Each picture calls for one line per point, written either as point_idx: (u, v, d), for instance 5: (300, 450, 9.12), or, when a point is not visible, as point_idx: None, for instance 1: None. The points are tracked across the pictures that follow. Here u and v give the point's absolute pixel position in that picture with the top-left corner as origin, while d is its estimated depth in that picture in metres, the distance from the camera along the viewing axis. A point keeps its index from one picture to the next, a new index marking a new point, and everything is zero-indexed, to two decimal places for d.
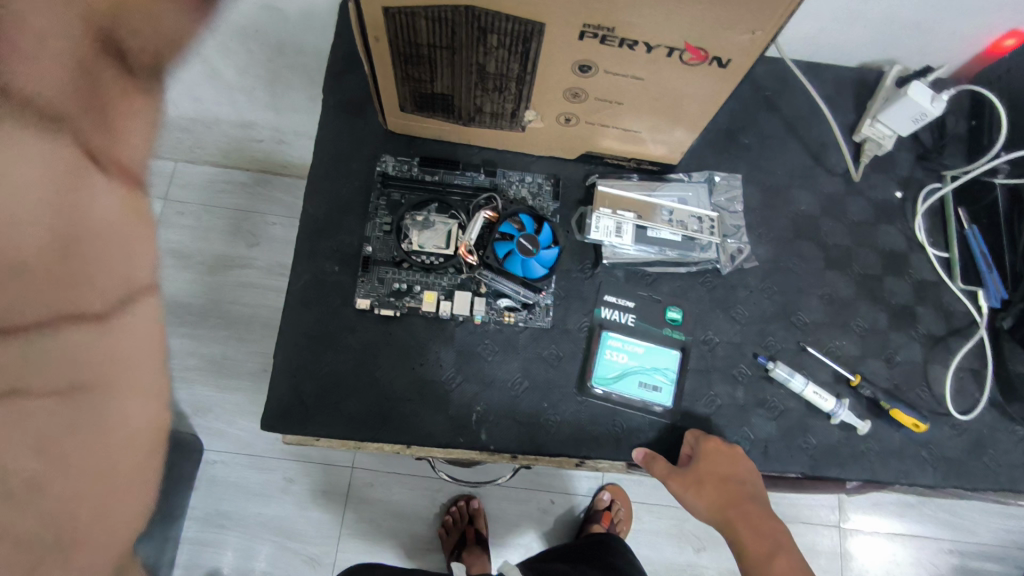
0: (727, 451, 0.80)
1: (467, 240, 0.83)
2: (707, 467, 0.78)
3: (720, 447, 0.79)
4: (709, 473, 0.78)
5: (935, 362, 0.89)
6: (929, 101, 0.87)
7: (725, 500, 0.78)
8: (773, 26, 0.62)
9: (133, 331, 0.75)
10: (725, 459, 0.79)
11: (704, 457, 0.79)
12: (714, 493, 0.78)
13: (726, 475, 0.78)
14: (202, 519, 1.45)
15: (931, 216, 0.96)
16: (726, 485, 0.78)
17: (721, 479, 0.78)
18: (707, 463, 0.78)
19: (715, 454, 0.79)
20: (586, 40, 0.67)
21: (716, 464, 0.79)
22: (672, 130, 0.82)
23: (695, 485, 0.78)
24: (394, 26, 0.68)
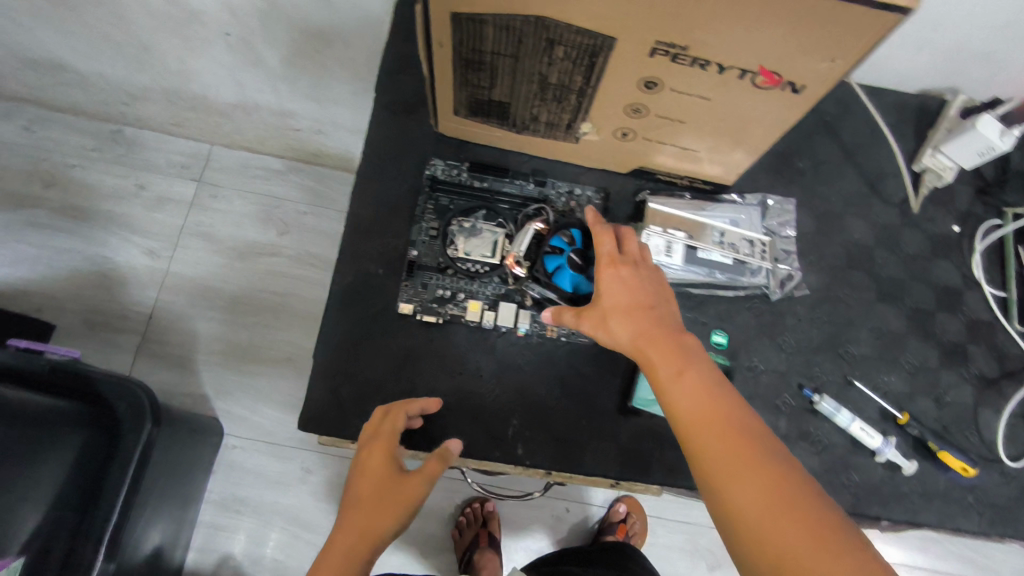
0: (629, 274, 0.70)
1: (515, 252, 0.82)
2: (603, 293, 0.70)
3: (619, 268, 0.71)
4: (608, 299, 0.70)
5: (986, 405, 0.87)
6: (998, 134, 0.84)
7: (628, 330, 0.68)
8: (854, 55, 0.61)
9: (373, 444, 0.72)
10: (625, 281, 0.70)
11: (599, 283, 0.71)
12: (616, 325, 0.68)
13: (627, 301, 0.69)
14: (219, 502, 1.47)
15: (989, 253, 0.93)
16: (625, 307, 0.69)
17: (620, 305, 0.69)
18: (602, 287, 0.70)
19: (609, 275, 0.70)
20: (657, 57, 0.65)
21: (613, 288, 0.70)
22: (732, 151, 0.80)
23: (595, 315, 0.70)
24: (459, 33, 0.67)
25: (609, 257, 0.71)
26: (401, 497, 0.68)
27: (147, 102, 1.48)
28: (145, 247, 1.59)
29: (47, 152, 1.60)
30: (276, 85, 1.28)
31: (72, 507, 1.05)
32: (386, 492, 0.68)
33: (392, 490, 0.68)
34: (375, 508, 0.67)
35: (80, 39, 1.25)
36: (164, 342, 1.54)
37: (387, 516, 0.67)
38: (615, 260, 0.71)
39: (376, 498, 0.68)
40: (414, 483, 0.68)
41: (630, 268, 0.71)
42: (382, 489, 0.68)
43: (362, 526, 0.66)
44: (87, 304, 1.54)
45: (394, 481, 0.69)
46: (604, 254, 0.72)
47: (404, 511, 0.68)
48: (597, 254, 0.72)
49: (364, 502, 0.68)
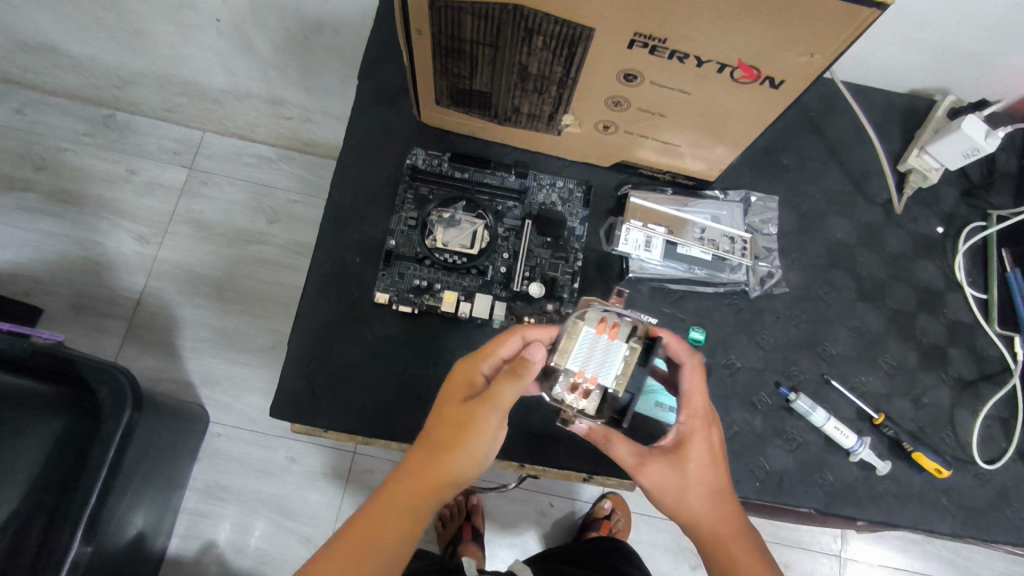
0: (717, 439, 0.69)
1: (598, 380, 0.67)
2: (695, 458, 0.67)
3: (710, 431, 0.69)
4: (697, 465, 0.67)
5: (963, 407, 0.87)
6: (982, 136, 0.83)
7: (710, 501, 0.67)
8: (834, 49, 0.60)
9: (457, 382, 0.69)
10: (712, 447, 0.69)
11: (692, 443, 0.68)
12: (699, 496, 0.67)
13: (715, 472, 0.68)
14: (203, 490, 1.47)
15: (972, 255, 0.93)
16: (714, 475, 0.68)
17: (705, 473, 0.67)
18: (695, 450, 0.68)
19: (706, 438, 0.68)
20: (635, 49, 0.64)
21: (704, 453, 0.68)
22: (713, 146, 0.79)
23: (674, 473, 0.67)
24: (438, 19, 0.66)
25: (704, 417, 0.69)
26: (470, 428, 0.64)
27: (140, 87, 1.47)
28: (135, 233, 1.58)
29: (38, 134, 1.59)
30: (267, 71, 1.27)
31: (51, 490, 1.05)
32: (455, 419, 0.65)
33: (461, 414, 0.65)
34: (442, 433, 0.65)
35: (73, 22, 1.24)
36: (152, 328, 1.54)
37: (452, 442, 0.64)
38: (707, 421, 0.69)
39: (444, 423, 0.66)
40: (481, 414, 0.65)
41: (715, 431, 0.70)
42: (452, 414, 0.66)
43: (427, 455, 0.65)
44: (74, 289, 1.53)
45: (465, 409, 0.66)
46: (698, 414, 0.69)
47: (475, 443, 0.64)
48: (690, 410, 0.69)
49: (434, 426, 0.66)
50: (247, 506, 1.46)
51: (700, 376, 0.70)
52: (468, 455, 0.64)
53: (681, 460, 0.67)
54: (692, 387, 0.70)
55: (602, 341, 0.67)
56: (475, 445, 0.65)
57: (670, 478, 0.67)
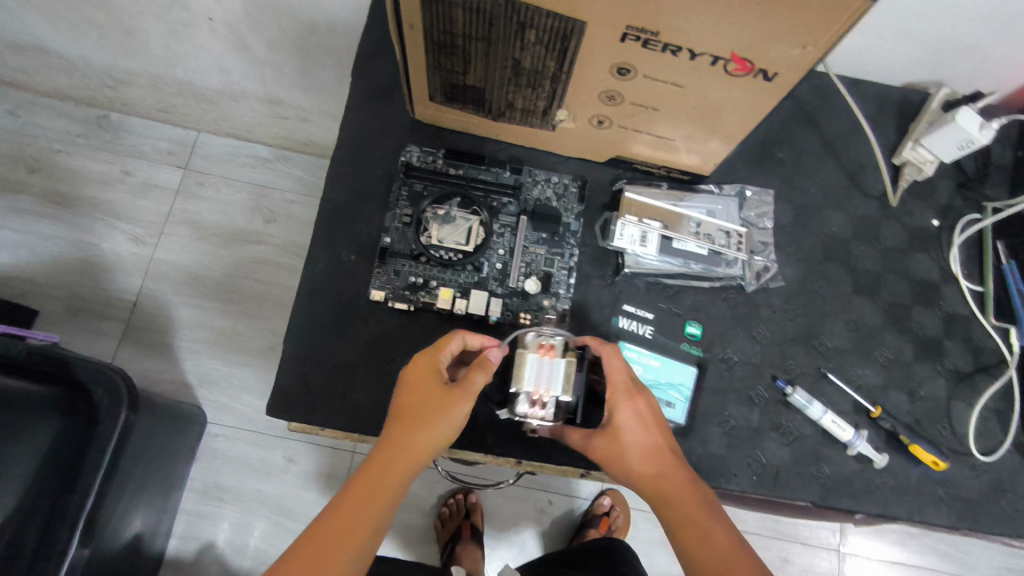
0: (647, 408, 0.73)
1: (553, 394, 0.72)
2: (625, 429, 0.72)
3: (636, 400, 0.73)
4: (628, 435, 0.72)
5: (959, 399, 0.87)
6: (976, 128, 0.83)
7: (648, 468, 0.70)
8: (827, 41, 0.59)
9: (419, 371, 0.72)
10: (641, 415, 0.72)
11: (619, 416, 0.72)
12: (638, 464, 0.71)
13: (646, 440, 0.71)
14: (201, 491, 1.47)
15: (967, 247, 0.93)
16: (644, 442, 0.71)
17: (638, 441, 0.71)
18: (621, 421, 0.72)
19: (628, 408, 0.72)
20: (628, 42, 0.64)
21: (633, 422, 0.72)
22: (708, 140, 0.79)
23: (609, 446, 0.72)
24: (430, 14, 0.66)
25: (626, 388, 0.73)
26: (450, 417, 0.69)
27: (133, 87, 1.46)
28: (130, 234, 1.57)
29: (31, 136, 1.58)
30: (260, 71, 1.27)
31: (48, 491, 1.04)
32: (434, 408, 0.69)
33: (439, 404, 0.69)
34: (422, 421, 0.68)
35: (65, 22, 1.23)
36: (148, 329, 1.53)
37: (435, 429, 0.68)
38: (631, 390, 0.73)
39: (421, 411, 0.69)
40: (461, 402, 0.70)
41: (644, 399, 0.73)
42: (428, 403, 0.70)
43: (406, 441, 0.68)
44: (70, 290, 1.53)
45: (443, 398, 0.70)
46: (620, 387, 0.73)
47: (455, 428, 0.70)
48: (611, 385, 0.73)
49: (410, 415, 0.69)
50: (245, 506, 1.46)
51: (614, 351, 0.74)
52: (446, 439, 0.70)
53: (614, 434, 0.72)
54: (608, 365, 0.74)
55: (546, 361, 0.72)
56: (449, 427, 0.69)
57: (604, 452, 0.72)
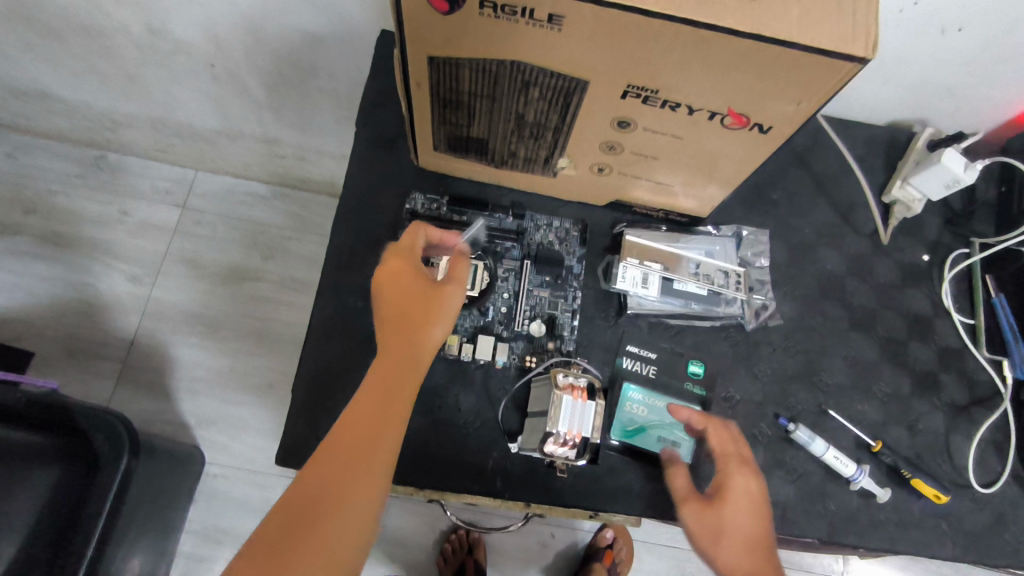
0: (756, 491, 0.73)
1: (584, 433, 0.74)
2: (733, 501, 0.72)
3: (748, 477, 0.74)
4: (735, 510, 0.72)
5: (957, 432, 0.88)
6: (962, 168, 0.87)
7: (741, 548, 0.71)
8: (819, 99, 0.62)
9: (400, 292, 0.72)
10: (752, 495, 0.73)
11: (730, 487, 0.73)
12: (734, 544, 0.71)
13: (751, 517, 0.72)
14: (199, 533, 1.45)
15: (958, 282, 0.95)
16: (749, 521, 0.72)
17: (743, 519, 0.72)
18: (731, 491, 0.72)
19: (741, 482, 0.73)
20: (628, 99, 0.67)
21: (742, 498, 0.73)
22: (705, 186, 0.82)
23: (712, 517, 0.72)
24: (437, 73, 0.68)
25: (742, 463, 0.74)
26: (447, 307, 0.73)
27: (132, 129, 1.48)
28: (127, 273, 1.58)
29: (29, 178, 1.59)
30: (261, 114, 1.29)
31: (46, 544, 1.03)
32: (431, 302, 0.72)
33: (434, 296, 0.73)
34: (423, 317, 0.72)
35: (67, 69, 1.25)
36: (145, 369, 1.53)
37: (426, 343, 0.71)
38: (745, 466, 0.74)
39: (418, 306, 0.72)
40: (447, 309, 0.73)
41: (756, 481, 0.74)
42: (423, 300, 0.72)
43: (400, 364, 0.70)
44: (67, 331, 1.52)
45: (435, 293, 0.73)
46: (734, 458, 0.75)
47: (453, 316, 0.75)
48: (725, 456, 0.75)
49: (404, 314, 0.72)
50: None
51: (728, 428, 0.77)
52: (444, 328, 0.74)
53: (717, 501, 0.73)
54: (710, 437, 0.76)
55: (579, 405, 0.75)
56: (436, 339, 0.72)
57: (708, 519, 0.72)
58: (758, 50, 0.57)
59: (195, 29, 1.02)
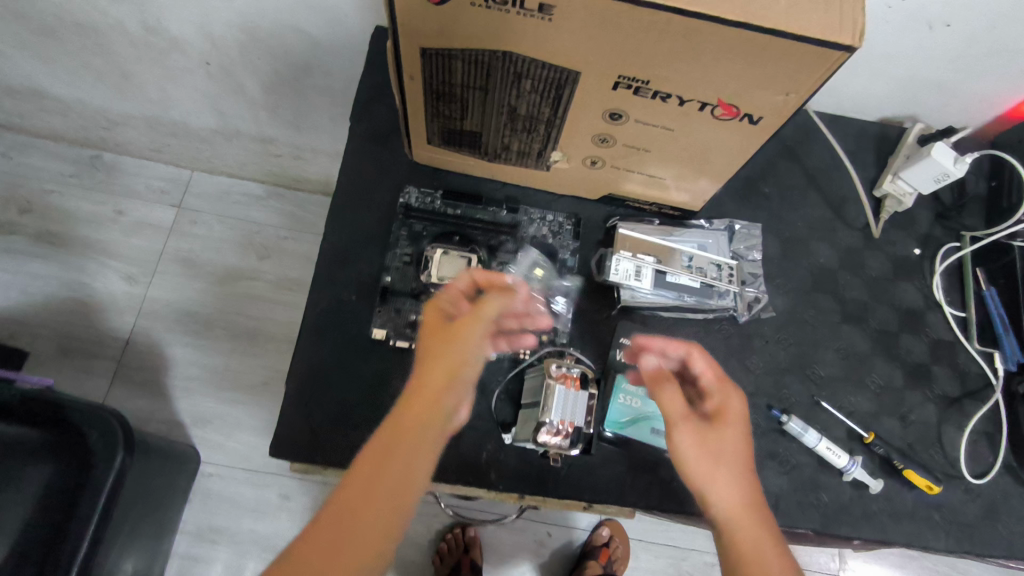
0: (746, 413, 0.72)
1: (576, 420, 0.75)
2: (734, 424, 0.71)
3: (741, 400, 0.73)
4: (736, 432, 0.70)
5: (949, 423, 0.89)
6: (952, 161, 0.88)
7: (744, 472, 0.68)
8: (807, 89, 0.63)
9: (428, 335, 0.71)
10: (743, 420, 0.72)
11: (729, 409, 0.71)
12: (731, 465, 0.68)
13: (743, 440, 0.70)
14: (194, 533, 1.45)
15: (949, 275, 0.96)
16: (741, 445, 0.70)
17: (741, 442, 0.70)
18: (728, 414, 0.71)
19: (735, 404, 0.72)
20: (620, 90, 0.67)
21: (740, 420, 0.71)
22: (697, 179, 0.82)
23: (709, 434, 0.69)
24: (430, 65, 0.69)
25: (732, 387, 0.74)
26: (457, 341, 0.69)
27: (127, 128, 1.48)
28: (122, 272, 1.58)
29: (24, 177, 1.59)
30: (256, 112, 1.29)
31: (40, 541, 1.03)
32: (442, 338, 0.70)
33: (447, 332, 0.70)
34: (430, 354, 0.69)
35: (63, 68, 1.26)
36: (140, 368, 1.53)
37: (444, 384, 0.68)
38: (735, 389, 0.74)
39: (432, 344, 0.70)
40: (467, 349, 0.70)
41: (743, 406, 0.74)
42: (437, 337, 0.71)
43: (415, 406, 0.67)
44: (61, 331, 1.52)
45: (448, 329, 0.70)
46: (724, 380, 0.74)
47: (470, 353, 0.69)
48: (720, 378, 0.73)
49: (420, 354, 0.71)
50: (239, 547, 1.44)
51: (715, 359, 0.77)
52: (459, 367, 0.69)
53: (717, 423, 0.70)
54: (702, 357, 0.74)
55: (570, 393, 0.76)
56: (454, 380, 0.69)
57: (706, 436, 0.69)
58: (746, 40, 0.57)
59: (190, 26, 1.02)
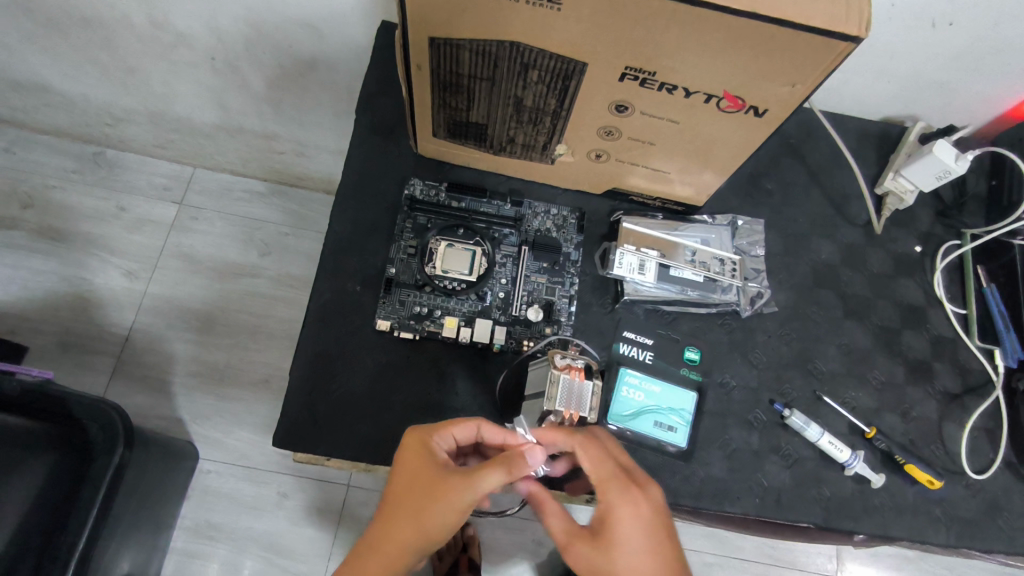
0: (638, 506, 0.69)
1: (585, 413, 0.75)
2: (622, 537, 0.68)
3: (634, 503, 0.69)
4: (625, 547, 0.68)
5: (950, 419, 0.89)
6: (953, 159, 0.88)
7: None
8: (813, 81, 0.64)
9: (412, 464, 0.71)
10: (640, 514, 0.69)
11: (613, 509, 0.69)
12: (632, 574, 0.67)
13: (639, 541, 0.68)
14: (192, 529, 1.44)
15: (950, 271, 0.97)
16: (639, 546, 0.68)
17: (634, 558, 0.68)
18: (618, 519, 0.69)
19: (620, 503, 0.69)
20: (626, 82, 0.68)
21: (630, 532, 0.68)
22: (701, 173, 0.83)
23: (600, 547, 0.68)
24: (438, 55, 0.69)
25: (615, 481, 0.70)
26: (432, 518, 0.68)
27: (130, 124, 1.49)
28: (123, 268, 1.57)
29: (25, 172, 1.59)
30: (260, 108, 1.30)
31: (37, 530, 1.02)
32: (420, 502, 0.69)
33: (426, 499, 0.69)
34: (405, 513, 0.69)
35: (67, 62, 1.26)
36: (140, 364, 1.52)
37: (420, 531, 0.68)
38: (624, 479, 0.70)
39: (411, 498, 0.69)
40: (451, 507, 0.68)
41: (641, 495, 0.70)
42: (415, 497, 0.69)
43: (387, 542, 0.69)
44: (61, 326, 1.52)
45: (432, 487, 0.69)
46: (613, 484, 0.70)
47: (447, 516, 0.68)
48: (601, 478, 0.70)
49: (399, 498, 0.70)
50: (238, 544, 1.43)
51: (595, 448, 0.72)
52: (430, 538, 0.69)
53: (608, 530, 0.69)
54: (583, 459, 0.71)
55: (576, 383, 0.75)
56: (429, 531, 0.68)
57: (597, 554, 0.68)
58: (753, 30, 0.58)
59: (195, 20, 1.02)
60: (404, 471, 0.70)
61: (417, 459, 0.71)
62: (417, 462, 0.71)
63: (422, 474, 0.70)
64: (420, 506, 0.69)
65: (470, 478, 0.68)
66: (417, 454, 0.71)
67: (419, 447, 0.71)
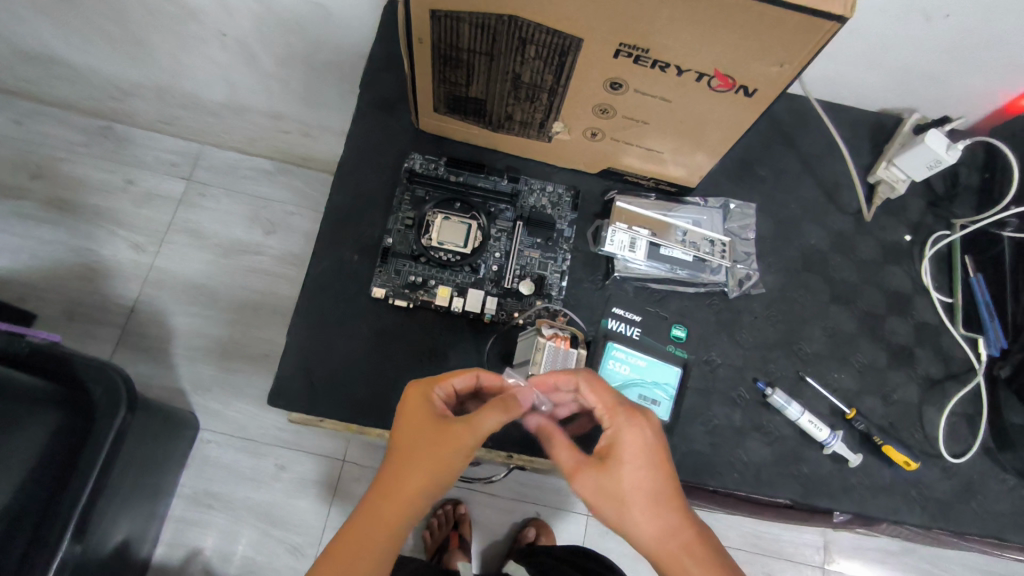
0: (643, 436, 0.71)
1: None
2: (627, 463, 0.71)
3: (641, 427, 0.72)
4: (631, 472, 0.71)
5: (930, 404, 0.91)
6: (945, 148, 0.89)
7: (648, 508, 0.70)
8: (801, 60, 0.65)
9: (416, 413, 0.73)
10: (644, 442, 0.71)
11: (619, 439, 0.71)
12: (636, 500, 0.70)
13: (642, 468, 0.70)
14: (191, 497, 1.47)
15: (937, 261, 0.98)
16: (642, 474, 0.70)
17: (640, 476, 0.70)
18: (622, 448, 0.71)
19: (626, 432, 0.71)
20: (621, 59, 0.70)
21: (636, 454, 0.71)
22: (693, 153, 0.84)
23: (606, 475, 0.71)
24: (439, 29, 0.71)
25: (621, 412, 0.72)
26: (443, 459, 0.71)
27: (139, 98, 1.51)
28: (129, 240, 1.60)
29: (36, 144, 1.62)
30: (266, 86, 1.32)
31: (41, 489, 1.05)
32: (429, 448, 0.71)
33: (433, 444, 0.71)
34: (414, 459, 0.71)
35: (77, 34, 1.28)
36: (143, 335, 1.55)
37: (427, 475, 0.71)
38: (629, 410, 0.73)
39: (418, 446, 0.72)
40: (458, 450, 0.71)
41: (645, 426, 0.72)
42: (422, 442, 0.72)
43: (397, 487, 0.71)
44: (67, 295, 1.55)
45: (438, 434, 0.71)
46: (619, 410, 0.72)
47: (455, 458, 0.71)
48: (608, 408, 0.72)
49: (406, 446, 0.72)
50: (235, 514, 1.47)
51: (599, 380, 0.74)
52: (440, 482, 0.72)
53: (613, 459, 0.71)
54: (590, 391, 0.73)
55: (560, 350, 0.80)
56: (438, 474, 0.71)
57: (603, 481, 0.71)
58: (742, 9, 0.60)
59: None
60: (408, 420, 0.73)
61: (419, 409, 0.73)
62: (419, 411, 0.73)
63: (427, 422, 0.72)
64: (427, 453, 0.71)
65: (474, 422, 0.71)
66: (420, 404, 0.73)
67: (420, 397, 0.74)
